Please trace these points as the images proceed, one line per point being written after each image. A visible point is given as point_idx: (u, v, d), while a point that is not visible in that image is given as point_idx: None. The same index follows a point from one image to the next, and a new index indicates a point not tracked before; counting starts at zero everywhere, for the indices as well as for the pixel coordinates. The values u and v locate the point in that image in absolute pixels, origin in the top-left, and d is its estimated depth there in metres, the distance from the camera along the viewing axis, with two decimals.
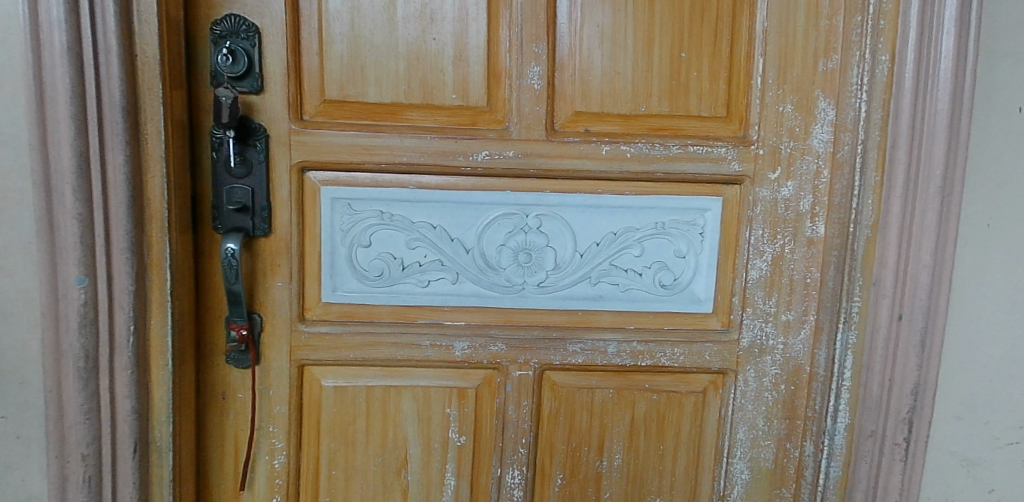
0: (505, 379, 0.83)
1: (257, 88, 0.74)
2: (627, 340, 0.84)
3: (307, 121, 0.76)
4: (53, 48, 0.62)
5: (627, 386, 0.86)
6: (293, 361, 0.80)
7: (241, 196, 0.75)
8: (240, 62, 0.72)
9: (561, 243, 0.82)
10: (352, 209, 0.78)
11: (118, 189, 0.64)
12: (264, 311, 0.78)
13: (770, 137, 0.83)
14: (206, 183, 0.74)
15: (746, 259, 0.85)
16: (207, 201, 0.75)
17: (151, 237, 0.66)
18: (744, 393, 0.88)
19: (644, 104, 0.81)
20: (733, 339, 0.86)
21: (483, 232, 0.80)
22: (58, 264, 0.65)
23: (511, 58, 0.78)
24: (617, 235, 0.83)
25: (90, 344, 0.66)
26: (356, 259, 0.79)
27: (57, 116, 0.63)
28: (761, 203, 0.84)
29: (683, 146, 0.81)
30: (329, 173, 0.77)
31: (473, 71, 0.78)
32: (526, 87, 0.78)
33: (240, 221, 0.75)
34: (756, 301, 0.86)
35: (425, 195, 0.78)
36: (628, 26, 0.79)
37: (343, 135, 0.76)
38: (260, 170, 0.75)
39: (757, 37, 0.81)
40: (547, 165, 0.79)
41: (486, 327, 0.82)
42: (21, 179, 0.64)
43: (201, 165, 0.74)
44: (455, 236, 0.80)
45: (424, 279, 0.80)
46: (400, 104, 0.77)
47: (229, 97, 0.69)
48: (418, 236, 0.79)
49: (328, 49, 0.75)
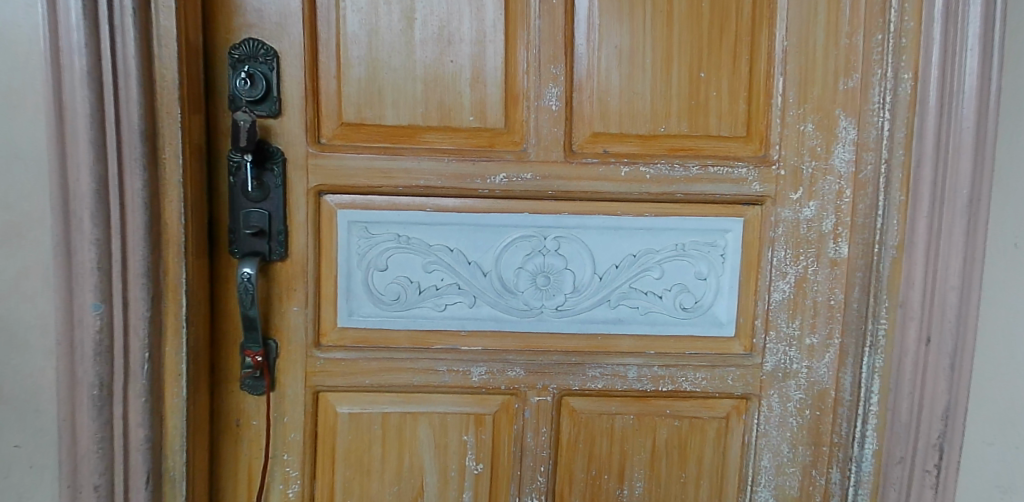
0: (524, 405, 0.82)
1: (275, 111, 0.73)
2: (647, 365, 0.83)
3: (324, 144, 0.75)
4: (74, 72, 0.62)
5: (648, 412, 0.84)
6: (308, 387, 0.78)
7: (258, 219, 0.74)
8: (257, 87, 0.72)
9: (579, 266, 0.81)
10: (369, 233, 0.77)
11: (135, 212, 0.64)
12: (280, 336, 0.77)
13: (791, 157, 0.82)
14: (223, 207, 0.74)
15: (769, 281, 0.83)
16: (223, 224, 0.74)
17: (167, 261, 0.66)
18: (768, 418, 0.86)
19: (663, 125, 0.80)
20: (756, 363, 0.85)
21: (501, 255, 0.79)
22: (75, 289, 0.64)
23: (529, 79, 0.77)
24: (636, 258, 0.81)
25: (105, 371, 0.65)
26: (372, 283, 0.78)
27: (77, 139, 0.62)
28: (783, 224, 0.83)
29: (702, 167, 0.80)
30: (345, 196, 0.76)
31: (491, 93, 0.77)
32: (544, 108, 0.77)
33: (257, 245, 0.74)
34: (779, 323, 0.84)
35: (442, 219, 0.78)
36: (646, 46, 0.79)
37: (360, 159, 0.75)
38: (277, 194, 0.74)
39: (777, 56, 0.81)
40: (565, 187, 0.78)
41: (504, 352, 0.80)
42: (39, 203, 0.64)
43: (219, 189, 0.73)
44: (472, 259, 0.79)
45: (441, 303, 0.79)
46: (418, 127, 0.77)
47: (247, 122, 0.68)
48: (435, 259, 0.78)
49: (346, 71, 0.75)
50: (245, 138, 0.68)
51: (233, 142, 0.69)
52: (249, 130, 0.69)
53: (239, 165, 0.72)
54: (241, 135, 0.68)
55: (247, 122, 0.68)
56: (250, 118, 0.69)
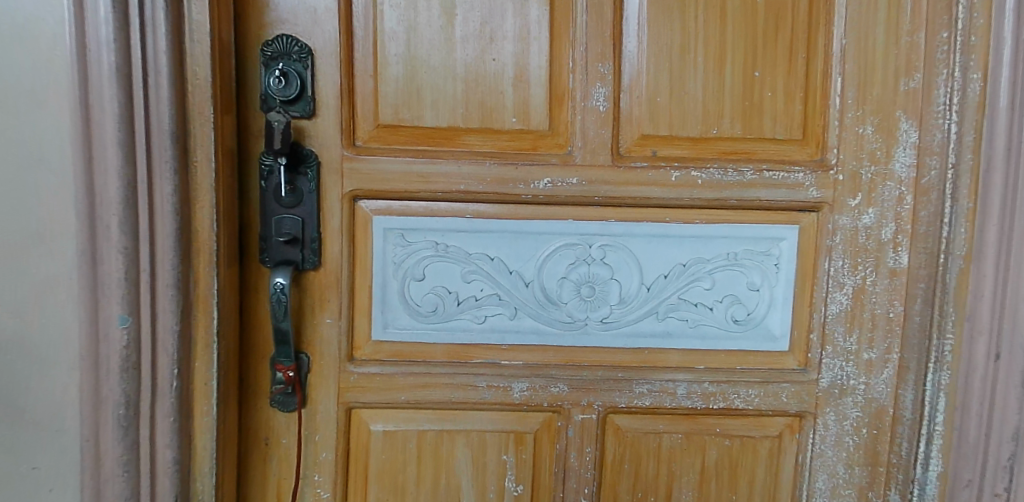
0: (567, 423, 0.77)
1: (308, 112, 0.69)
2: (697, 381, 0.78)
3: (360, 147, 0.71)
4: (102, 70, 0.58)
5: (697, 430, 0.79)
6: (340, 404, 0.74)
7: (291, 226, 0.70)
8: (291, 85, 0.68)
9: (626, 275, 0.76)
10: (405, 241, 0.73)
11: (165, 220, 0.60)
12: (312, 350, 0.73)
13: (850, 160, 0.77)
14: (254, 214, 0.70)
15: (825, 292, 0.79)
16: (253, 231, 0.70)
17: (198, 272, 0.62)
18: (823, 437, 0.81)
19: (715, 127, 0.76)
20: (811, 379, 0.80)
21: (544, 264, 0.75)
22: (100, 301, 0.60)
23: (575, 79, 0.73)
24: (686, 267, 0.77)
25: (132, 388, 0.61)
26: (408, 293, 0.74)
27: (104, 141, 0.59)
28: (841, 232, 0.78)
29: (757, 171, 0.76)
30: (381, 202, 0.72)
31: (535, 93, 0.73)
32: (591, 109, 0.73)
33: (290, 253, 0.70)
34: (835, 338, 0.80)
35: (483, 226, 0.74)
36: (698, 44, 0.74)
37: (398, 162, 0.71)
38: (311, 199, 0.70)
39: (835, 55, 0.76)
40: (612, 193, 0.74)
41: (547, 367, 0.76)
42: (62, 209, 0.60)
43: (249, 194, 0.69)
44: (514, 268, 0.75)
45: (480, 315, 0.75)
46: (457, 129, 0.73)
47: (282, 122, 0.65)
48: (474, 268, 0.74)
49: (382, 70, 0.71)
50: (279, 140, 0.65)
51: (266, 144, 0.65)
52: (284, 132, 0.65)
53: (272, 169, 0.69)
54: (275, 137, 0.65)
55: (282, 123, 0.65)
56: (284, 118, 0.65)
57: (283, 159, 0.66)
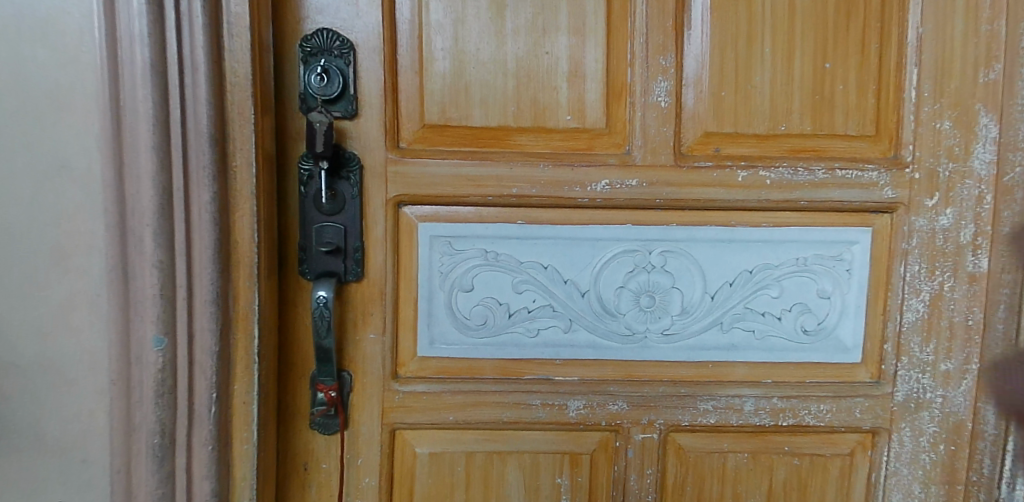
0: (626, 444, 0.72)
1: (350, 111, 0.64)
2: (765, 396, 0.73)
3: (404, 149, 0.66)
4: (134, 68, 0.53)
5: (764, 449, 0.74)
6: (384, 426, 0.69)
7: (332, 235, 0.65)
8: (332, 83, 0.63)
9: (688, 284, 0.71)
10: (452, 249, 0.67)
11: (203, 231, 0.55)
12: (355, 368, 0.68)
13: (927, 158, 0.72)
14: (292, 222, 0.64)
15: (901, 300, 0.73)
16: (292, 241, 0.65)
17: (238, 287, 0.57)
18: (899, 455, 0.75)
19: (784, 123, 0.70)
20: (886, 392, 0.75)
21: (601, 273, 0.70)
22: (133, 321, 0.55)
23: (634, 72, 0.68)
24: (753, 274, 0.72)
25: (167, 415, 0.56)
26: (456, 305, 0.68)
27: (137, 145, 0.54)
28: (917, 234, 0.73)
29: (829, 170, 0.71)
30: (427, 208, 0.67)
31: (591, 89, 0.68)
32: (652, 105, 0.68)
33: (332, 264, 0.65)
34: (911, 348, 0.74)
35: (535, 232, 0.68)
36: (765, 34, 0.69)
37: (446, 165, 0.66)
38: (353, 206, 0.65)
39: (910, 44, 0.71)
40: (675, 195, 0.69)
41: (605, 383, 0.71)
42: (90, 220, 0.55)
43: (288, 201, 0.64)
44: (568, 277, 0.69)
45: (533, 328, 0.69)
46: (508, 128, 0.67)
47: (325, 123, 0.60)
48: (526, 278, 0.68)
49: (428, 66, 0.66)
50: (322, 142, 0.60)
51: (308, 146, 0.60)
52: (327, 133, 0.60)
53: (312, 174, 0.64)
54: (318, 138, 0.60)
55: (325, 123, 0.60)
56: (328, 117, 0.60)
57: (326, 164, 0.61)
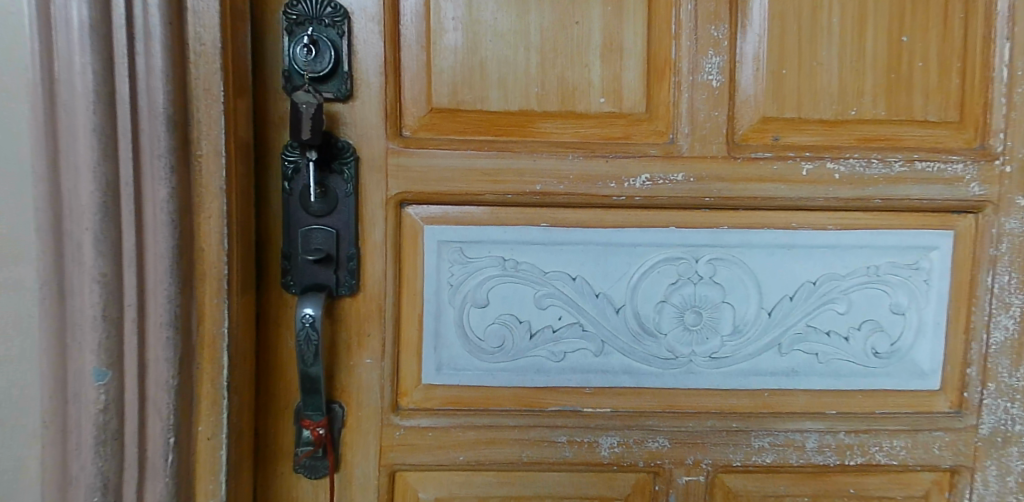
0: (668, 487, 0.61)
1: (343, 91, 0.54)
2: (830, 430, 0.62)
3: (408, 138, 0.56)
4: (70, 32, 0.43)
5: (827, 492, 0.63)
6: (382, 467, 0.58)
7: (322, 241, 0.54)
8: (321, 58, 0.53)
9: (740, 298, 0.60)
10: (464, 257, 0.57)
11: (159, 236, 0.45)
12: (347, 399, 0.57)
13: (1019, 148, 0.62)
14: (273, 225, 0.53)
15: (987, 315, 0.62)
16: (273, 249, 0.54)
17: (203, 305, 0.46)
18: (982, 499, 0.65)
19: (855, 107, 0.61)
20: (969, 425, 0.64)
21: (638, 285, 0.59)
22: (69, 348, 0.44)
23: (681, 46, 0.58)
24: (817, 286, 0.61)
25: (111, 466, 0.45)
26: (468, 324, 0.57)
27: (74, 129, 0.43)
28: (1008, 239, 0.62)
29: (907, 162, 0.61)
30: (435, 208, 0.56)
31: (629, 66, 0.58)
32: (701, 85, 0.58)
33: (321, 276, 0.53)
34: (999, 372, 0.63)
35: (562, 236, 0.57)
36: (833, 3, 0.59)
37: (458, 157, 0.56)
38: (346, 206, 0.54)
39: (1001, 16, 0.60)
40: (727, 191, 0.59)
41: (643, 416, 0.60)
42: (15, 223, 0.44)
43: (269, 200, 0.53)
44: (600, 291, 0.58)
45: (558, 351, 0.58)
46: (531, 113, 0.57)
47: (314, 104, 0.49)
48: (551, 291, 0.58)
49: (436, 38, 0.55)
50: (309, 128, 0.49)
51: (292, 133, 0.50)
52: (316, 118, 0.50)
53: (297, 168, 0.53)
54: (304, 123, 0.49)
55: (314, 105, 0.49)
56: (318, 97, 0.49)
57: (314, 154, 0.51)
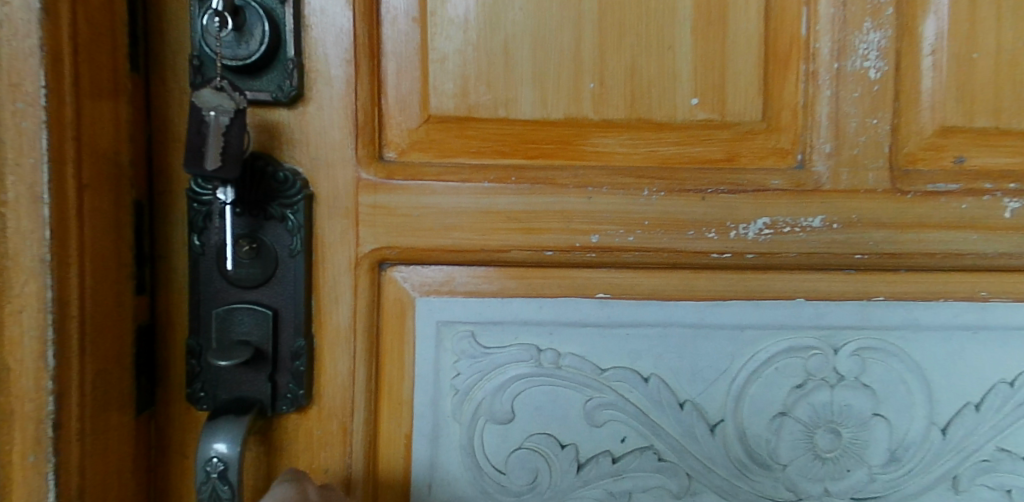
0: None
1: (282, 91, 0.33)
2: None
3: (391, 163, 0.35)
4: None
5: None
6: None
7: (251, 329, 0.33)
8: (245, 35, 0.32)
9: (898, 408, 0.39)
10: (476, 347, 0.37)
11: None
12: None
13: None
14: (176, 302, 0.34)
15: None
16: (174, 340, 0.34)
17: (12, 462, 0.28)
18: None
19: None
20: None
21: (744, 389, 0.38)
22: None
23: (817, 14, 0.37)
24: (1016, 389, 0.39)
25: None
26: (480, 449, 0.37)
27: None
28: None
29: None
30: (432, 270, 0.36)
31: (735, 48, 0.37)
32: (849, 76, 0.37)
33: (248, 384, 0.33)
34: None
35: (629, 315, 0.37)
36: None
37: (469, 192, 0.36)
38: (290, 275, 0.34)
39: None
40: (886, 243, 0.38)
41: None
42: None
43: (168, 263, 0.34)
44: (685, 398, 0.38)
45: (621, 491, 0.38)
46: (582, 122, 0.36)
47: (229, 115, 0.29)
48: (610, 400, 0.37)
49: (435, 6, 0.35)
50: (218, 156, 0.28)
51: (185, 162, 0.28)
52: (232, 139, 0.29)
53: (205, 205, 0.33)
54: (210, 146, 0.29)
55: (230, 117, 0.29)
56: (238, 103, 0.29)
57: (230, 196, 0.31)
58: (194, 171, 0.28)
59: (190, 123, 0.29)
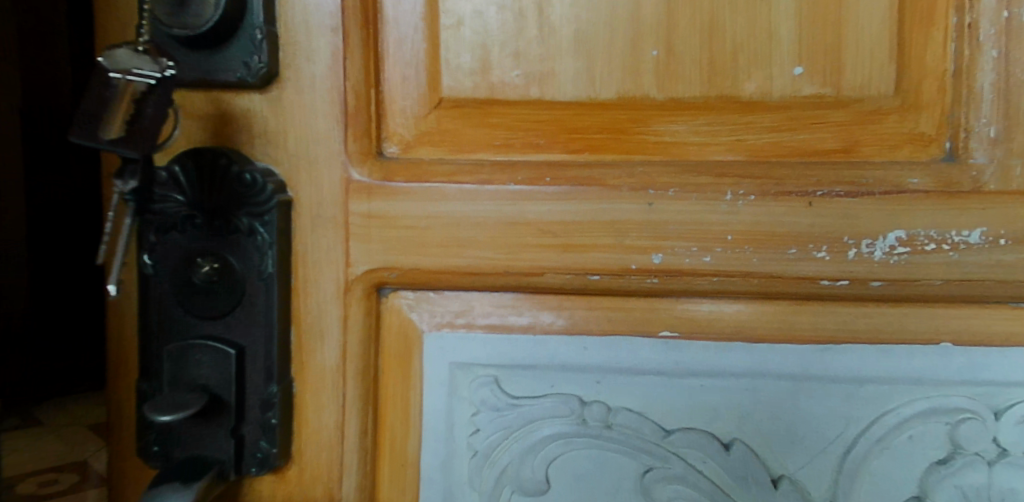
0: None
1: (248, 70, 0.26)
2: None
3: (391, 160, 0.27)
4: None
5: None
6: None
7: (208, 371, 0.26)
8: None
9: None
10: (498, 397, 0.28)
11: None
12: None
13: None
14: (128, 346, 0.28)
15: None
16: (128, 394, 0.28)
17: None
18: None
19: None
20: None
21: (865, 466, 0.28)
22: None
23: None
24: None
25: None
26: None
27: None
28: None
29: None
30: (446, 298, 0.28)
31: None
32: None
33: (207, 441, 0.26)
34: None
35: (700, 361, 0.28)
36: None
37: (489, 196, 0.27)
38: (254, 299, 0.27)
39: None
40: None
41: None
42: None
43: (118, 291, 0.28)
44: (780, 475, 0.28)
45: None
46: (640, 104, 0.27)
47: (149, 80, 0.23)
48: (676, 473, 0.28)
49: None
50: (123, 127, 0.23)
51: (76, 129, 0.22)
52: (148, 110, 0.23)
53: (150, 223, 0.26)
54: (113, 112, 0.23)
55: (150, 84, 0.23)
56: (163, 68, 0.23)
57: (132, 184, 0.23)
58: (84, 139, 0.22)
59: (93, 82, 0.23)
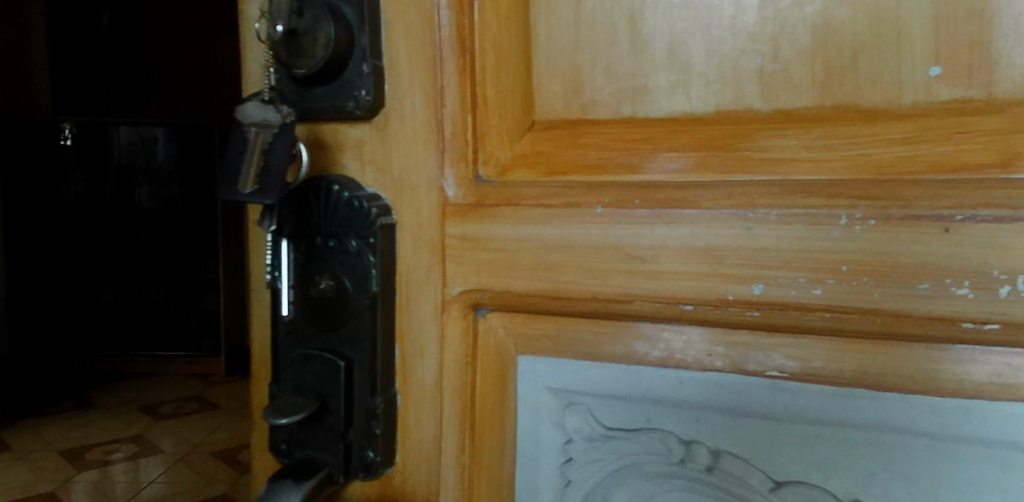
0: None
1: (356, 103, 0.28)
2: None
3: (485, 184, 0.28)
4: None
5: None
6: None
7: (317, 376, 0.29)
8: (299, 42, 0.27)
9: None
10: (589, 426, 0.27)
11: None
12: None
13: None
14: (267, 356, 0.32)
15: None
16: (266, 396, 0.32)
17: None
18: None
19: None
20: None
21: None
22: None
23: None
24: None
25: None
26: None
27: None
28: None
29: None
30: (536, 322, 0.28)
31: None
32: None
33: (320, 442, 0.29)
34: None
35: (818, 409, 0.24)
36: None
37: (577, 220, 0.26)
38: (358, 311, 0.28)
39: None
40: None
41: None
42: None
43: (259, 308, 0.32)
44: None
45: None
46: (740, 118, 0.25)
47: (274, 130, 0.26)
48: None
49: None
50: (254, 179, 0.26)
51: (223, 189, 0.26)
52: (273, 157, 0.26)
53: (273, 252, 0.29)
54: (248, 168, 0.26)
55: (274, 133, 0.26)
56: (284, 117, 0.27)
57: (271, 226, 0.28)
58: (234, 197, 0.26)
59: (231, 142, 0.26)
